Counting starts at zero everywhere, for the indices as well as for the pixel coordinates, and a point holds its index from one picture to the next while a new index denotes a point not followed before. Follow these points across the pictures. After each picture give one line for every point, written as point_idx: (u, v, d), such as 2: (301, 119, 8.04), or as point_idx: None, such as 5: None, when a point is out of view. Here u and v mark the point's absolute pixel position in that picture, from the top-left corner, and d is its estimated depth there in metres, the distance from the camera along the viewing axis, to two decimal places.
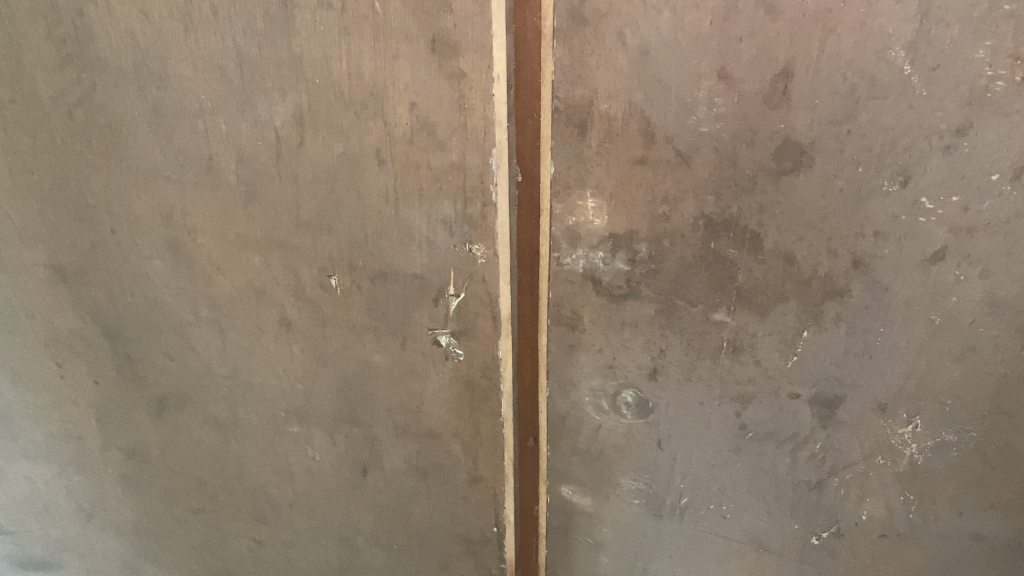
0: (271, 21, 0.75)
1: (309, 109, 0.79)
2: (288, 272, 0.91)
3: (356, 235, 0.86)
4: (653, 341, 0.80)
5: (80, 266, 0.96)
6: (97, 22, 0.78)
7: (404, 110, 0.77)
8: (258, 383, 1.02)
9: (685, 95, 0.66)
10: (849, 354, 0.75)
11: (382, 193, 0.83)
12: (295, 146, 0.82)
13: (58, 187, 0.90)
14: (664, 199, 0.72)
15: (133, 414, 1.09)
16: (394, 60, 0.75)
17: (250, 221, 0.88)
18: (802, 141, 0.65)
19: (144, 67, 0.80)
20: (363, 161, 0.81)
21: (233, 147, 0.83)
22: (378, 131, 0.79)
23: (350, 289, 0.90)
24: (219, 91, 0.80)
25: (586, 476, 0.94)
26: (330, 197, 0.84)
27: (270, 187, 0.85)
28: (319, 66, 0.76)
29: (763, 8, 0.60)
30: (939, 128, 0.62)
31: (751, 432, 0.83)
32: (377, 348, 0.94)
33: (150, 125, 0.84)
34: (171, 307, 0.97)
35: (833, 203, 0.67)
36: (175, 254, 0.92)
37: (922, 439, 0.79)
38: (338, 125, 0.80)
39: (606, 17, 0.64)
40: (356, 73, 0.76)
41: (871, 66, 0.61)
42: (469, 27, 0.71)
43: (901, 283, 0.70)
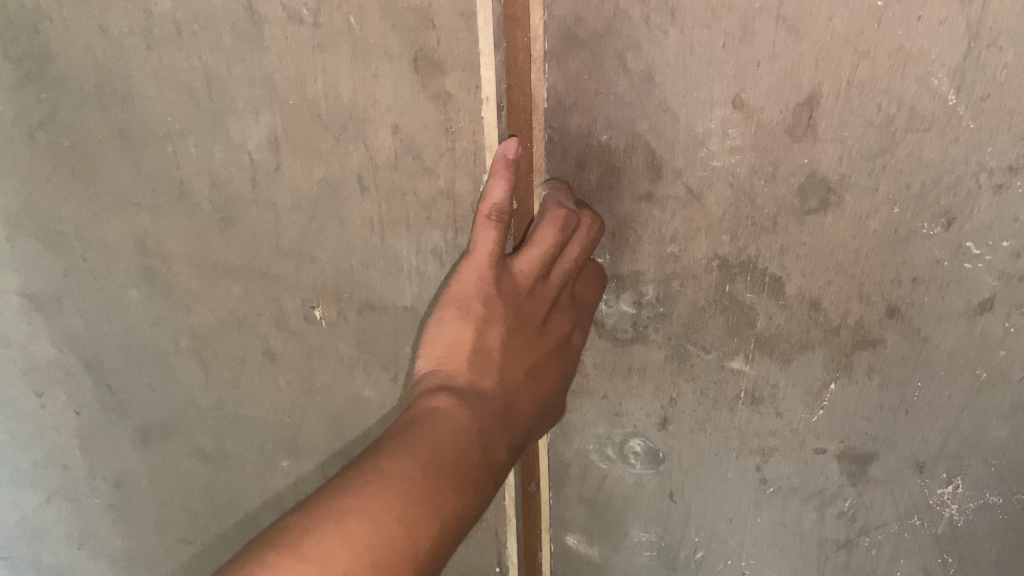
0: (240, 37, 0.65)
1: (285, 131, 0.70)
2: (271, 303, 0.83)
3: (342, 264, 0.77)
4: (663, 389, 0.73)
5: (55, 293, 0.90)
6: (55, 39, 0.72)
7: (388, 133, 0.66)
8: (244, 415, 0.95)
9: (695, 125, 0.58)
10: (883, 409, 0.67)
11: (366, 221, 0.73)
12: (272, 170, 0.73)
13: (27, 213, 0.85)
14: (674, 238, 0.64)
15: (117, 443, 1.03)
16: (374, 79, 0.63)
17: (227, 249, 0.81)
18: (830, 178, 0.57)
19: (108, 87, 0.73)
20: (344, 186, 0.71)
21: (207, 171, 0.76)
22: (361, 156, 0.69)
23: (337, 319, 0.82)
24: (188, 111, 0.72)
25: (593, 525, 0.87)
26: (312, 224, 0.75)
27: (246, 214, 0.77)
28: (294, 85, 0.66)
29: (784, 28, 0.52)
30: (988, 164, 0.53)
31: (774, 486, 0.76)
32: (368, 383, 0.86)
33: (117, 148, 0.77)
34: (150, 336, 0.91)
35: (866, 245, 0.59)
36: (151, 282, 0.86)
37: (963, 500, 0.70)
38: (318, 148, 0.70)
39: (605, 38, 0.57)
40: (333, 92, 0.66)
41: (911, 94, 0.52)
42: (455, 44, 0.59)
43: (943, 333, 0.62)
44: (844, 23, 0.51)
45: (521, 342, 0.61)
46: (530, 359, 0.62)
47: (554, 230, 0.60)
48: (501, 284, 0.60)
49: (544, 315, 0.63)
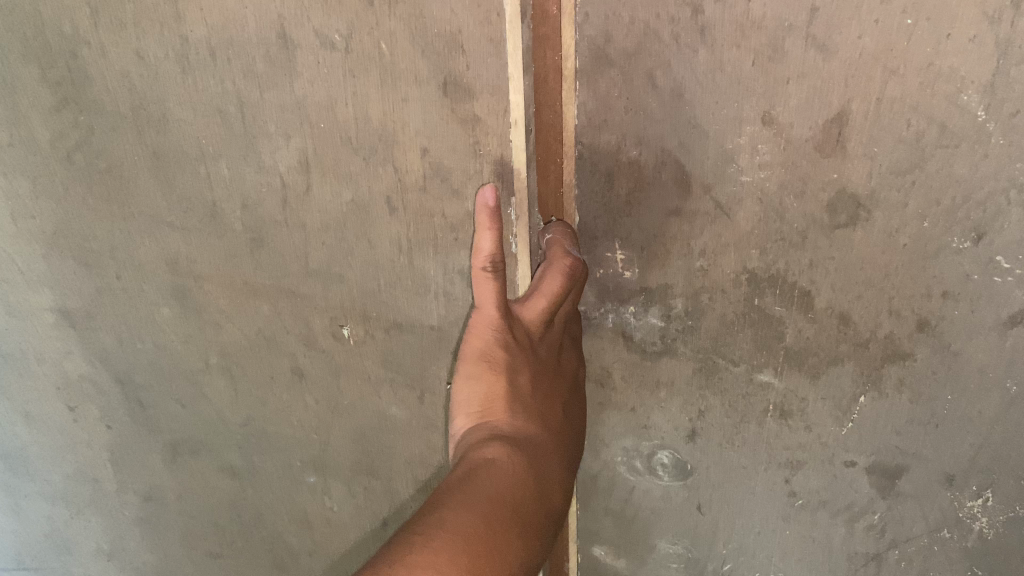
0: (271, 62, 0.65)
1: (316, 154, 0.70)
2: (299, 321, 0.84)
3: (369, 284, 0.78)
4: (691, 402, 0.74)
5: (87, 311, 0.91)
6: (92, 64, 0.70)
7: (417, 156, 0.66)
8: (272, 432, 0.97)
9: (725, 141, 0.59)
10: (913, 423, 0.67)
11: (394, 242, 0.73)
12: (302, 192, 0.73)
13: (63, 233, 0.84)
14: (703, 252, 0.65)
15: (147, 458, 1.05)
16: (404, 103, 0.63)
17: (257, 268, 0.81)
18: (859, 193, 0.58)
19: (142, 110, 0.72)
20: (373, 209, 0.72)
21: (238, 194, 0.76)
22: (389, 178, 0.69)
23: (364, 338, 0.83)
24: (221, 135, 0.72)
25: (619, 538, 0.88)
26: (340, 245, 0.76)
27: (277, 235, 0.77)
28: (324, 110, 0.67)
29: (813, 46, 0.53)
30: (1018, 180, 0.54)
31: (802, 500, 0.76)
32: (393, 400, 0.88)
33: (151, 170, 0.77)
34: (180, 354, 0.92)
35: (895, 260, 0.60)
36: (182, 301, 0.87)
37: (993, 514, 0.70)
38: (346, 170, 0.70)
39: (635, 58, 0.58)
40: (364, 115, 0.66)
41: (941, 111, 0.53)
42: (484, 69, 0.58)
43: (973, 347, 0.62)
44: (874, 41, 0.51)
45: (543, 385, 0.63)
46: (552, 407, 0.64)
47: (562, 278, 0.62)
48: (513, 334, 0.62)
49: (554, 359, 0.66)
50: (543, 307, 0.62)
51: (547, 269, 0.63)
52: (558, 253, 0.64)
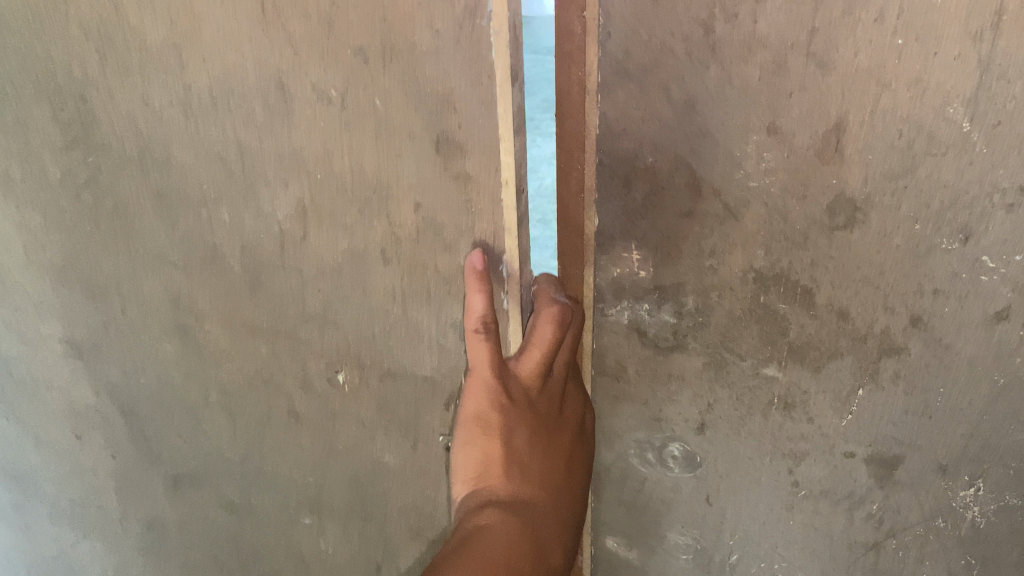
0: (271, 112, 0.70)
1: (313, 203, 0.75)
2: (297, 363, 0.90)
3: (364, 331, 0.83)
4: (700, 395, 0.79)
5: (93, 342, 0.99)
6: (98, 106, 0.77)
7: (409, 210, 0.71)
8: (269, 470, 1.05)
9: (734, 149, 0.64)
10: (908, 414, 0.72)
11: (388, 291, 0.78)
12: (299, 239, 0.78)
13: (70, 265, 0.92)
14: (712, 252, 0.70)
15: (150, 485, 1.14)
16: (398, 157, 0.68)
17: (256, 308, 0.87)
18: (856, 197, 0.63)
19: (146, 152, 0.79)
20: (368, 258, 0.76)
21: (238, 237, 0.81)
22: (384, 229, 0.73)
23: (359, 385, 0.89)
24: (221, 180, 0.77)
25: (631, 528, 0.93)
26: (336, 290, 0.81)
27: (275, 277, 0.83)
28: (321, 160, 0.71)
29: (814, 63, 0.58)
30: (1001, 185, 0.59)
31: (805, 489, 0.81)
32: (388, 448, 0.94)
33: (155, 209, 0.83)
34: (181, 388, 1.00)
35: (890, 259, 0.65)
36: (184, 338, 0.94)
37: (984, 502, 0.75)
38: (344, 220, 0.75)
39: (652, 72, 0.64)
40: (359, 167, 0.70)
41: (929, 121, 0.58)
42: (476, 128, 0.63)
43: (963, 341, 0.67)
44: (868, 58, 0.57)
45: (541, 438, 0.72)
46: (550, 458, 0.73)
47: (553, 326, 0.71)
48: (509, 390, 0.71)
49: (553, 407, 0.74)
50: (537, 359, 0.71)
51: (537, 318, 0.72)
52: (546, 304, 0.72)
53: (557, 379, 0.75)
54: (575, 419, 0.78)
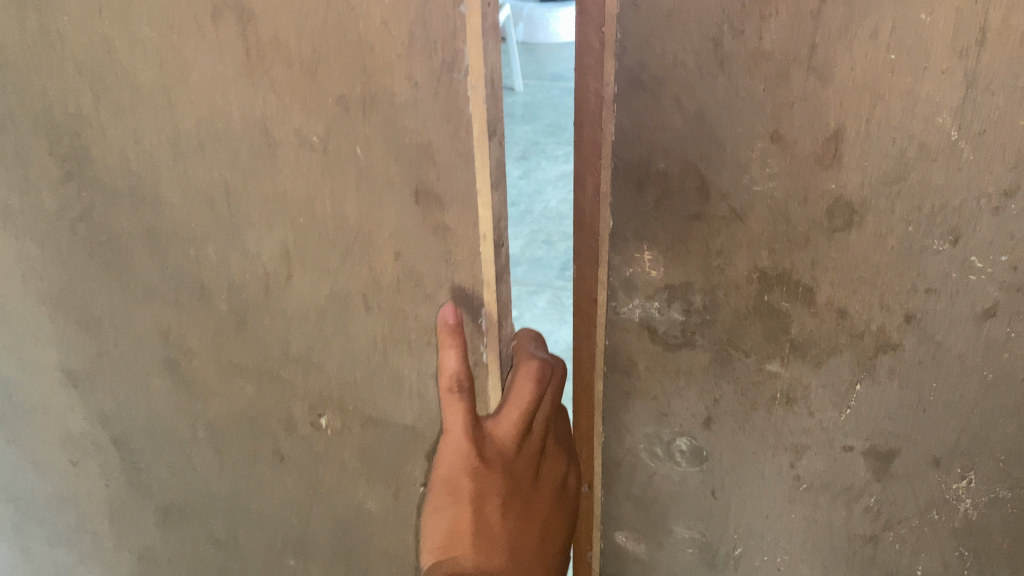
0: (256, 156, 0.75)
1: (295, 247, 0.80)
2: (282, 406, 0.94)
3: (347, 377, 0.87)
4: (707, 390, 0.84)
5: (88, 371, 1.03)
6: (93, 143, 0.83)
7: (389, 259, 0.76)
8: (254, 509, 1.07)
9: (740, 155, 0.70)
10: (903, 408, 0.77)
11: (370, 337, 0.83)
12: (283, 281, 0.83)
13: (65, 295, 0.97)
14: (719, 253, 0.75)
15: (141, 517, 1.17)
16: (379, 206, 0.73)
17: (242, 348, 0.91)
18: (853, 201, 0.68)
19: (139, 190, 0.84)
20: (349, 303, 0.81)
21: (224, 276, 0.86)
22: (365, 276, 0.78)
23: (342, 429, 0.92)
24: (209, 220, 0.82)
25: (640, 523, 0.97)
26: (320, 334, 0.85)
27: (260, 319, 0.87)
28: (304, 206, 0.76)
29: (814, 75, 0.64)
30: (987, 190, 0.64)
31: (807, 483, 0.85)
32: (371, 494, 0.97)
33: (148, 246, 0.88)
34: (171, 422, 1.03)
35: (885, 259, 0.70)
36: (175, 373, 0.97)
37: (976, 494, 0.79)
38: (326, 265, 0.79)
39: (664, 83, 0.69)
40: (341, 215, 0.75)
41: (920, 130, 0.63)
42: (452, 179, 0.68)
43: (953, 338, 0.71)
44: (863, 71, 0.62)
45: (511, 501, 0.74)
46: (518, 523, 0.74)
47: (532, 383, 0.74)
48: (485, 449, 0.73)
49: (526, 469, 0.76)
50: (514, 417, 0.74)
51: (517, 374, 0.75)
52: (527, 361, 0.76)
53: (531, 439, 0.77)
54: (545, 481, 0.80)
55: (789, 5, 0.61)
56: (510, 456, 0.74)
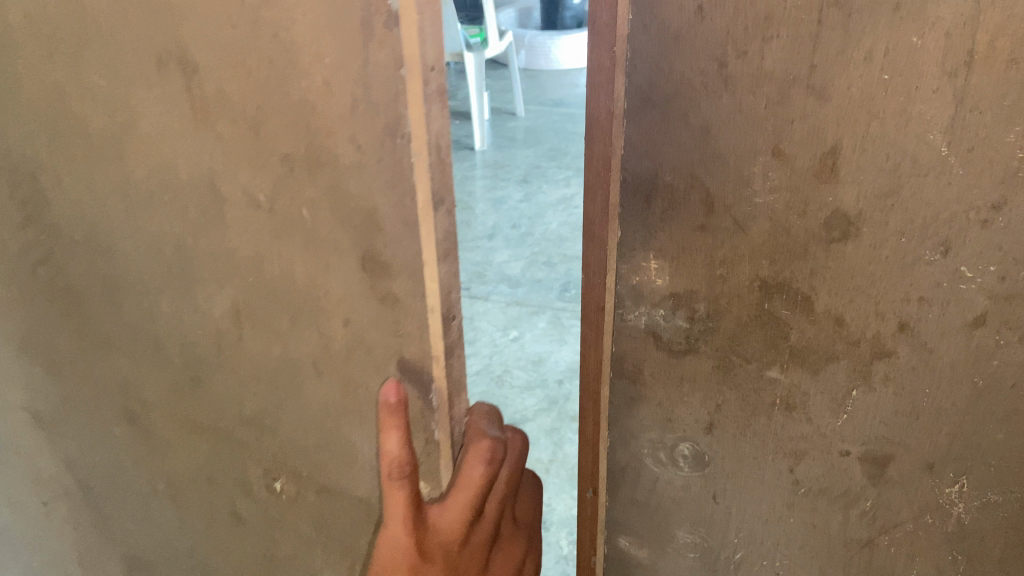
0: (205, 212, 0.70)
1: (246, 306, 0.74)
2: (240, 467, 0.88)
3: (300, 442, 0.79)
4: (710, 396, 0.87)
5: (52, 415, 1.06)
6: (49, 188, 0.84)
7: (340, 324, 0.67)
8: (213, 565, 1.04)
9: (743, 169, 0.73)
10: (898, 414, 0.80)
11: (321, 406, 0.74)
12: (236, 340, 0.77)
13: (30, 338, 1.00)
14: (722, 262, 0.79)
15: (107, 565, 1.19)
16: (327, 270, 0.64)
17: (198, 407, 0.87)
18: (849, 213, 0.72)
19: (92, 238, 0.84)
20: (301, 368, 0.73)
21: (178, 332, 0.83)
22: (315, 342, 0.70)
23: (297, 495, 0.84)
24: (160, 271, 0.79)
25: (644, 528, 1.00)
26: (271, 396, 0.78)
27: (214, 377, 0.83)
28: (253, 265, 0.70)
29: (813, 94, 0.68)
30: (976, 204, 0.67)
31: (805, 488, 0.88)
32: (329, 568, 0.86)
33: (103, 296, 0.87)
34: (131, 475, 1.02)
35: (879, 269, 0.73)
36: (133, 425, 0.96)
37: (968, 499, 0.82)
38: (278, 328, 0.72)
39: (672, 100, 0.73)
40: (291, 276, 0.68)
41: (913, 147, 0.67)
42: (400, 249, 0.59)
43: (945, 346, 0.75)
44: (859, 91, 0.66)
45: None
46: None
47: (483, 465, 0.68)
48: (428, 542, 0.67)
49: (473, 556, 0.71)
50: (460, 505, 0.68)
51: (466, 454, 0.69)
52: (476, 439, 0.69)
53: (480, 523, 0.71)
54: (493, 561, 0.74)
55: (789, 28, 0.66)
56: (455, 548, 0.69)
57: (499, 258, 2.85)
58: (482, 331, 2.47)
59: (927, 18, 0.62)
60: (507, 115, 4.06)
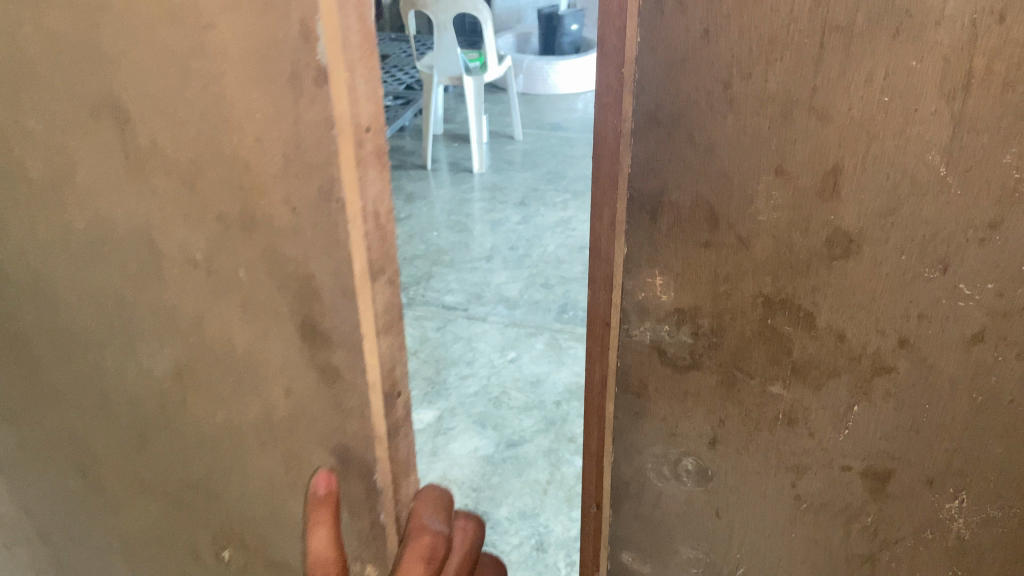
0: (143, 267, 0.74)
1: (187, 366, 0.77)
2: (189, 534, 0.93)
3: (244, 512, 0.83)
4: (713, 411, 0.88)
5: (12, 462, 1.10)
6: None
7: (281, 393, 0.71)
8: None
9: (747, 187, 0.75)
10: (899, 430, 0.81)
11: (265, 473, 0.78)
12: (178, 400, 0.81)
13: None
14: (726, 278, 0.81)
15: None
16: (266, 336, 0.69)
17: (143, 465, 0.91)
18: (850, 231, 0.74)
19: (37, 286, 0.87)
20: (243, 435, 0.77)
21: (122, 386, 0.86)
22: (259, 408, 0.74)
23: (244, 564, 0.89)
24: (103, 330, 0.83)
25: (647, 543, 1.01)
26: (217, 460, 0.81)
27: (158, 440, 0.86)
28: (194, 326, 0.74)
29: (815, 115, 0.70)
30: (974, 222, 0.69)
31: (807, 503, 0.89)
32: None
33: (51, 348, 0.91)
34: (90, 532, 1.07)
35: (880, 285, 0.75)
36: (85, 480, 1.00)
37: (968, 514, 0.83)
38: (219, 392, 0.76)
39: (678, 120, 0.75)
40: (230, 339, 0.71)
41: (912, 166, 0.69)
42: (338, 321, 0.63)
43: (945, 361, 0.76)
44: (860, 112, 0.69)
45: None
46: None
47: (420, 563, 0.69)
48: None
49: None
50: None
51: (407, 553, 0.70)
52: (417, 537, 0.71)
53: None
54: None
55: (792, 51, 0.68)
56: None
57: (498, 279, 2.87)
58: (480, 351, 2.47)
59: (924, 43, 0.64)
60: (505, 138, 4.09)
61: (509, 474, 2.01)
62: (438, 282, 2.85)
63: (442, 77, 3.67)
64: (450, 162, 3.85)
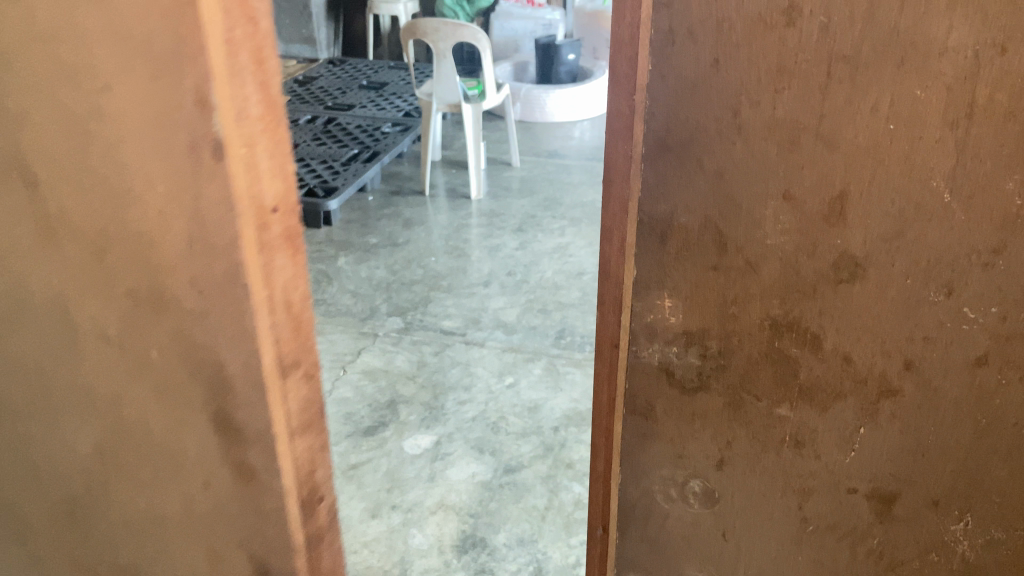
0: (63, 345, 0.74)
1: (110, 449, 0.79)
2: None
3: None
4: (720, 433, 0.89)
5: None
6: None
7: (198, 485, 0.77)
8: None
9: (755, 211, 0.77)
10: (904, 452, 0.82)
11: (184, 556, 0.84)
12: (102, 480, 0.82)
13: None
14: (734, 301, 0.82)
15: None
16: (182, 428, 0.74)
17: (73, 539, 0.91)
18: (856, 255, 0.75)
19: None
20: (165, 520, 0.82)
21: (46, 455, 0.84)
22: (177, 502, 0.80)
23: None
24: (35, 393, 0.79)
25: (652, 567, 1.02)
26: (141, 543, 0.86)
27: (89, 516, 0.87)
28: (112, 404, 0.76)
29: (822, 142, 0.72)
30: (977, 247, 0.71)
31: (813, 525, 0.90)
32: None
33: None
34: None
35: (886, 309, 0.77)
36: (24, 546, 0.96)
37: (973, 536, 0.85)
38: (138, 477, 0.80)
39: (688, 146, 0.77)
40: (147, 427, 0.75)
41: (916, 193, 0.71)
42: (255, 415, 0.69)
43: (949, 384, 0.78)
44: (866, 139, 0.70)
45: None
46: None
47: None
48: None
49: None
50: None
51: None
52: None
53: None
54: None
55: (800, 80, 0.70)
56: None
57: (496, 304, 2.88)
58: (478, 377, 2.47)
59: (929, 72, 0.66)
60: (503, 165, 4.13)
61: (506, 500, 2.00)
62: (436, 307, 2.86)
63: (441, 104, 3.72)
64: (448, 188, 3.87)
